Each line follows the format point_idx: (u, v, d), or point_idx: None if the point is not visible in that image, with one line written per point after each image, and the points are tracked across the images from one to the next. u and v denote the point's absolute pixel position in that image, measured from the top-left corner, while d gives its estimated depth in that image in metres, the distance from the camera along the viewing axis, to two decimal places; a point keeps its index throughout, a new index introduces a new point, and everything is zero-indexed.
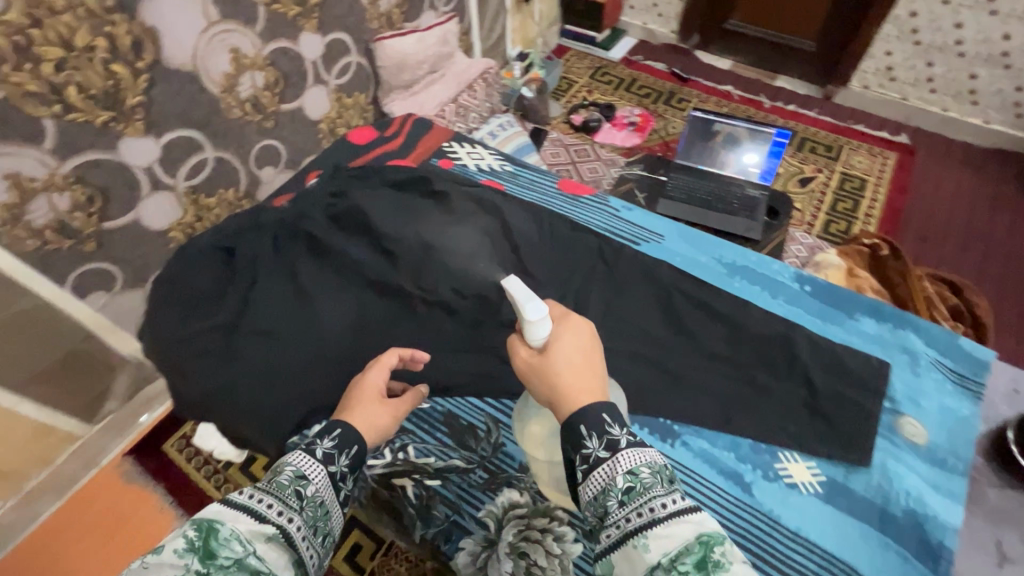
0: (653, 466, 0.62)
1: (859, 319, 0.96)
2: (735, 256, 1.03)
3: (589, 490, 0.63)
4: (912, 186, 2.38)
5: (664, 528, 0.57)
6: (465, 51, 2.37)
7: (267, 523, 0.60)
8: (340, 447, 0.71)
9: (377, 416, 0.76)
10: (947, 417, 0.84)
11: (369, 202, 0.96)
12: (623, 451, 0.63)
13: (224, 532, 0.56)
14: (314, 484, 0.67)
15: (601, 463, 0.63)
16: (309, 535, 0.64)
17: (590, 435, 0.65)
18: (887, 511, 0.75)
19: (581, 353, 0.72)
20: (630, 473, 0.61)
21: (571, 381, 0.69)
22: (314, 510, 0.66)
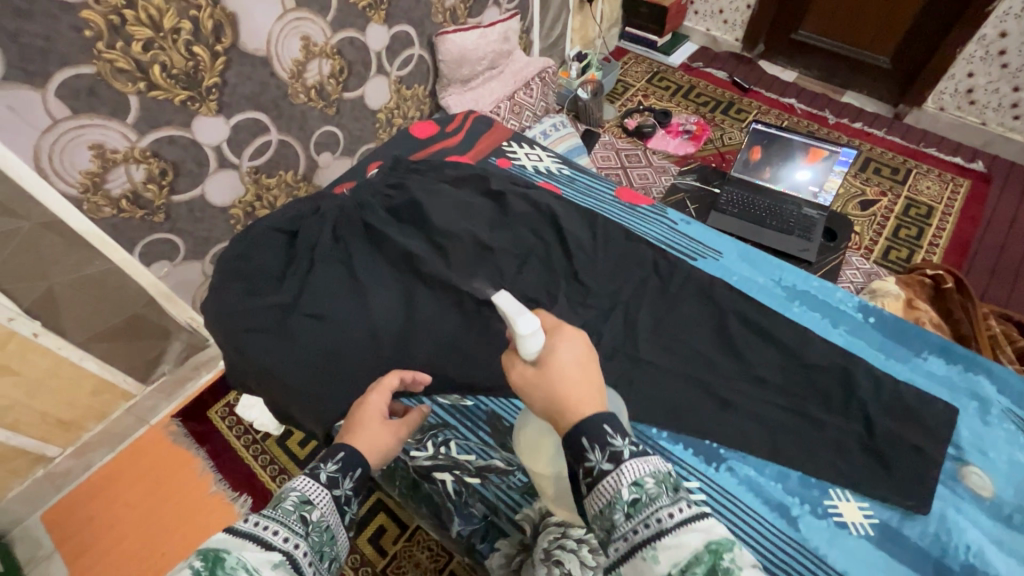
0: (658, 475, 0.57)
1: (925, 358, 0.91)
2: (795, 280, 0.99)
3: (594, 503, 0.59)
4: (985, 217, 2.24)
5: (673, 538, 0.53)
6: (524, 49, 2.37)
7: (273, 550, 0.58)
8: (344, 470, 0.71)
9: (377, 437, 0.76)
10: (1017, 471, 0.79)
11: (428, 197, 0.98)
12: (627, 463, 0.57)
13: (232, 561, 0.54)
14: (319, 508, 0.66)
15: (606, 474, 0.58)
16: (316, 561, 0.62)
17: (591, 446, 0.59)
18: (943, 563, 0.71)
19: (579, 366, 0.65)
20: (635, 486, 0.56)
21: (569, 394, 0.62)
22: (320, 535, 0.65)
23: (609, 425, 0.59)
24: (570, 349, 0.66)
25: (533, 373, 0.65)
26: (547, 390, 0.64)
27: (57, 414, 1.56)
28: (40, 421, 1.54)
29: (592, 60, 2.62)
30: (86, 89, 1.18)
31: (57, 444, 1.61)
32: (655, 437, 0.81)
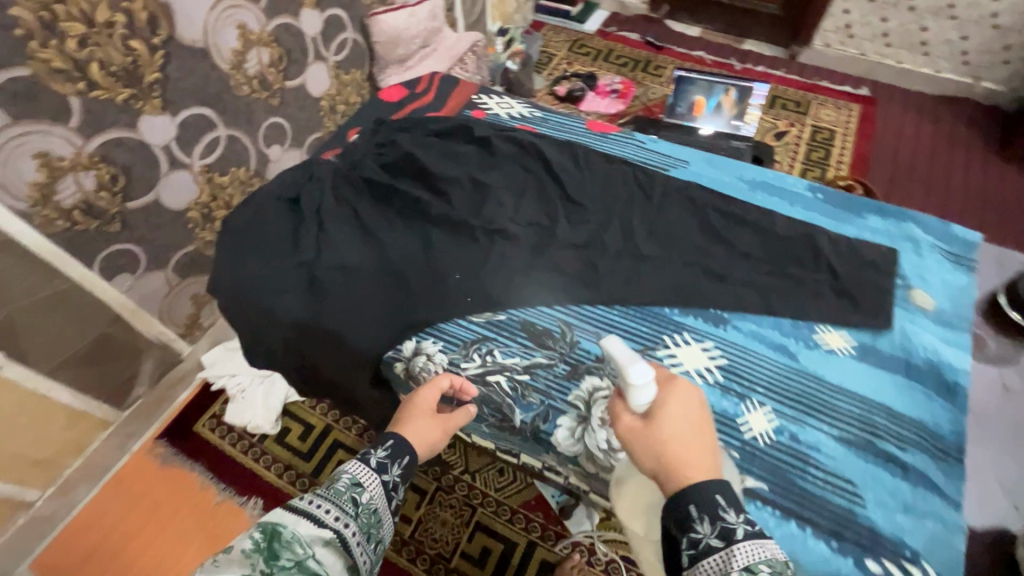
0: (774, 565, 0.55)
1: (865, 217, 0.97)
2: (753, 173, 1.04)
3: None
4: (876, 134, 2.55)
5: None
6: (451, 27, 2.40)
7: (325, 528, 0.60)
8: (391, 456, 0.72)
9: (428, 432, 0.76)
10: (951, 287, 0.87)
11: (419, 149, 1.03)
12: (740, 545, 0.56)
13: (287, 535, 0.57)
14: (369, 491, 0.67)
15: (717, 553, 0.56)
16: (365, 542, 0.63)
17: (700, 518, 0.58)
18: (911, 363, 0.80)
19: (690, 426, 0.65)
20: (746, 571, 0.54)
21: (680, 455, 0.62)
22: (368, 517, 0.66)
23: (724, 498, 0.58)
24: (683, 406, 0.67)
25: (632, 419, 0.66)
26: (656, 444, 0.64)
27: (32, 453, 1.47)
28: (15, 464, 1.43)
29: (516, 34, 2.71)
30: (24, 92, 1.09)
31: (35, 486, 1.51)
32: (668, 315, 0.85)
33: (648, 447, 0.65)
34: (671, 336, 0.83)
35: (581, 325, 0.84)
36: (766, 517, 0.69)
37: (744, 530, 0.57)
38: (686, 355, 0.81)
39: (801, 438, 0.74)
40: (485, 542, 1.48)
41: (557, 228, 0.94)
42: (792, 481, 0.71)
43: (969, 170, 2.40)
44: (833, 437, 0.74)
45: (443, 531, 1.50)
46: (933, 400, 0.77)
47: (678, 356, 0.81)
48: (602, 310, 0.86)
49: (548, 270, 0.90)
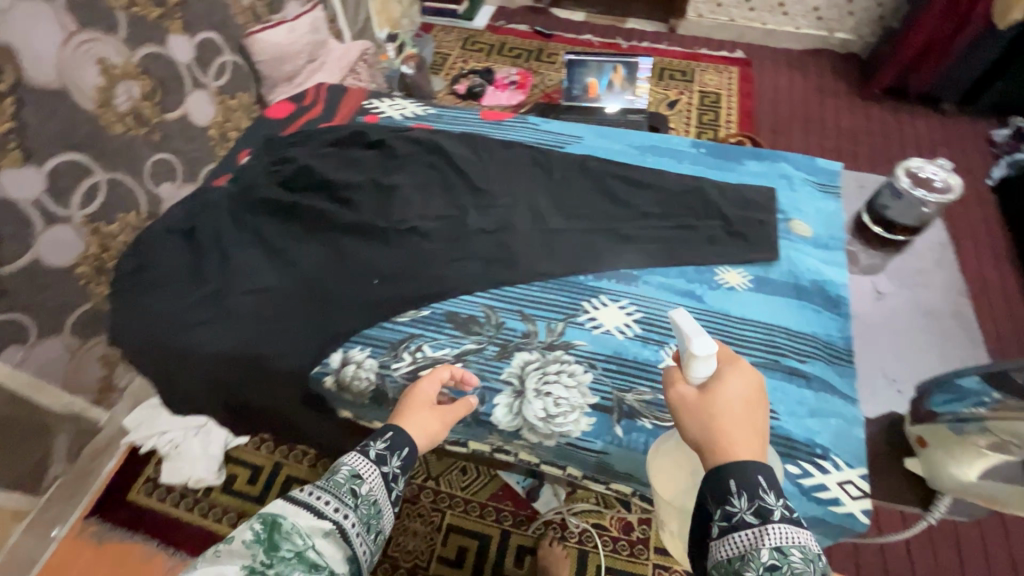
0: (807, 551, 0.51)
1: (744, 163, 1.04)
2: (643, 138, 1.09)
3: (727, 554, 0.53)
4: (756, 92, 2.76)
5: None
6: (337, 38, 2.34)
7: (325, 519, 0.59)
8: (390, 447, 0.67)
9: (428, 425, 0.71)
10: (823, 214, 0.96)
11: (316, 161, 1.00)
12: (775, 525, 0.52)
13: (287, 526, 0.57)
14: (368, 483, 0.64)
15: (748, 528, 0.52)
16: (365, 533, 0.62)
17: (737, 492, 0.54)
18: (800, 286, 0.87)
19: (745, 405, 0.61)
20: (778, 552, 0.50)
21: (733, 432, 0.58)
22: (368, 508, 0.63)
23: (767, 480, 0.54)
24: (741, 386, 0.63)
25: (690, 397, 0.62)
26: (708, 419, 0.60)
27: None
28: None
29: (405, 38, 2.67)
30: None
31: None
32: (583, 282, 0.89)
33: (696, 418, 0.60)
34: (589, 301, 0.86)
35: (503, 305, 0.86)
36: None
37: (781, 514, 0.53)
38: (605, 316, 0.85)
39: None
40: (460, 542, 1.47)
41: (466, 217, 0.95)
42: None
43: (838, 112, 2.65)
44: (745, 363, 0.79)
45: (416, 542, 1.48)
46: (822, 314, 0.84)
47: (597, 318, 0.84)
48: (523, 288, 0.88)
49: (466, 259, 0.91)
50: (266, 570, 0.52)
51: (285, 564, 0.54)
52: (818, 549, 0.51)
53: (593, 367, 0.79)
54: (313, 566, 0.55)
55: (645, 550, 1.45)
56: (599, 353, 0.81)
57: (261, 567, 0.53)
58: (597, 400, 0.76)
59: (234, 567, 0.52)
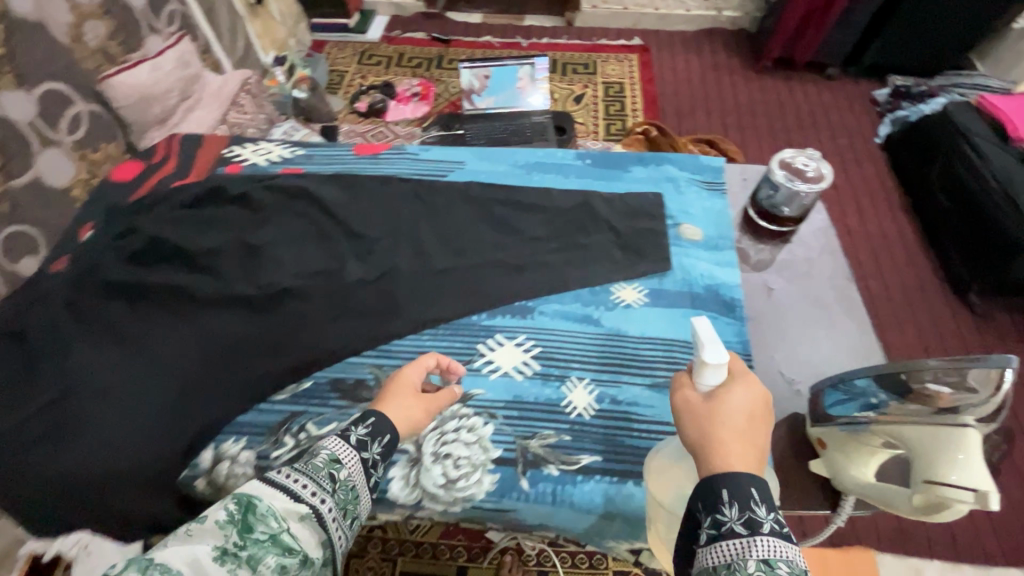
0: (796, 567, 0.44)
1: (630, 170, 1.02)
2: (526, 156, 1.05)
3: (711, 562, 0.46)
4: (656, 77, 2.78)
5: None
6: (214, 70, 2.16)
7: (299, 503, 0.52)
8: (372, 434, 0.60)
9: (413, 411, 0.65)
10: (711, 213, 0.95)
11: (169, 229, 0.90)
12: (765, 536, 0.45)
13: (262, 508, 0.50)
14: (348, 468, 0.57)
15: (734, 539, 0.46)
16: (342, 519, 0.54)
17: (727, 498, 0.47)
18: (693, 293, 0.85)
19: (750, 419, 0.53)
20: (766, 564, 0.43)
21: (732, 439, 0.51)
22: (346, 494, 0.55)
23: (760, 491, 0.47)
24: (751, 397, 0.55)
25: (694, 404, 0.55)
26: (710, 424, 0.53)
27: None
28: None
29: (296, 60, 2.51)
30: None
31: None
32: (478, 322, 0.83)
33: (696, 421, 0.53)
34: (485, 342, 0.81)
35: (393, 364, 0.80)
36: (610, 488, 0.69)
37: (774, 530, 0.46)
38: (502, 357, 0.80)
39: (620, 398, 0.76)
40: None
41: (345, 268, 0.88)
42: (621, 443, 0.72)
43: (736, 87, 2.69)
44: (647, 387, 0.77)
45: None
46: (719, 319, 0.83)
47: (495, 361, 0.79)
48: (414, 338, 0.82)
49: (348, 316, 0.83)
50: (238, 554, 0.47)
51: (258, 547, 0.47)
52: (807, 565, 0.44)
53: (493, 418, 0.74)
54: (288, 550, 0.48)
55: (605, 559, 1.38)
56: (499, 400, 0.76)
57: (233, 550, 0.47)
58: (501, 453, 0.71)
59: (205, 548, 0.47)
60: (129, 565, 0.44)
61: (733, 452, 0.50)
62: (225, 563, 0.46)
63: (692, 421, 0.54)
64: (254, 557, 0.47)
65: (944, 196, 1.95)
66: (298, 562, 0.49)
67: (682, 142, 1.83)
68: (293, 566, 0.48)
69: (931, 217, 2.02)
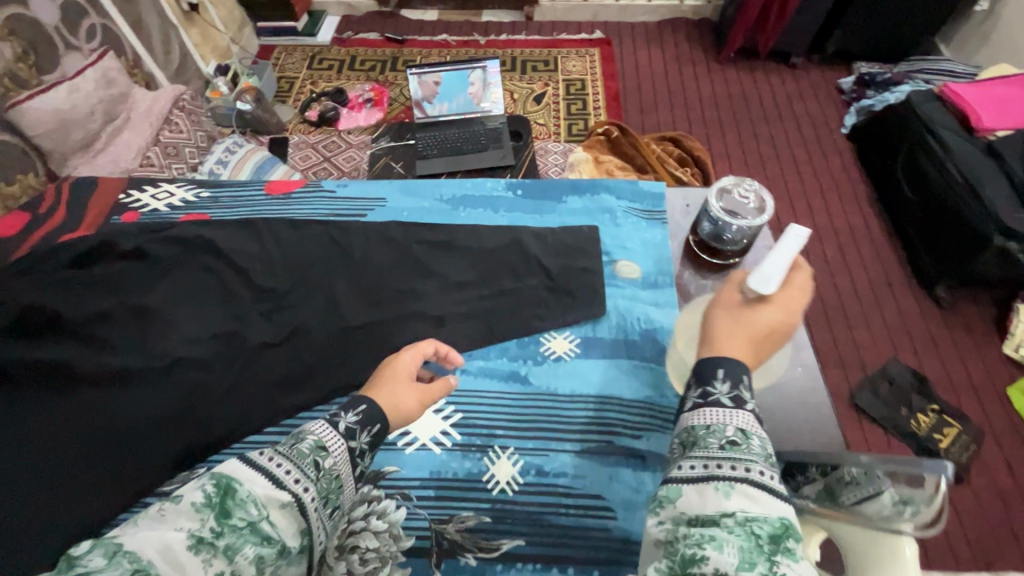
0: (767, 446, 0.48)
1: (564, 201, 0.95)
2: (451, 189, 0.97)
3: (695, 423, 0.50)
4: (620, 72, 2.59)
5: (753, 489, 0.44)
6: (147, 85, 1.96)
7: (282, 490, 0.48)
8: (364, 422, 0.58)
9: (404, 398, 0.62)
10: (649, 245, 0.88)
11: (47, 294, 0.78)
12: (747, 412, 0.49)
13: (243, 492, 0.46)
14: (333, 456, 0.54)
15: (721, 409, 0.50)
16: (323, 509, 0.51)
17: (718, 377, 0.51)
18: (629, 341, 0.79)
19: (765, 334, 0.55)
20: (742, 431, 0.47)
21: (736, 337, 0.54)
22: (329, 483, 0.53)
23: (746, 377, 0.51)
24: (781, 312, 0.56)
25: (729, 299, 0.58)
26: (730, 320, 0.56)
27: None
28: None
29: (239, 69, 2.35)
30: None
31: None
32: None
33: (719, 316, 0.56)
34: None
35: None
36: None
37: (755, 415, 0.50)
38: (419, 427, 0.73)
39: (547, 468, 0.69)
40: None
41: (249, 330, 0.81)
42: (546, 522, 0.65)
43: (701, 79, 2.55)
44: (576, 453, 0.70)
45: None
46: (655, 370, 0.76)
47: (410, 432, 0.72)
48: (322, 409, 0.77)
49: (253, 384, 0.77)
50: (214, 542, 0.42)
51: (235, 536, 0.44)
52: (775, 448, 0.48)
53: (406, 500, 0.67)
54: (266, 540, 0.45)
55: None
56: (414, 479, 0.69)
57: (209, 539, 0.43)
58: (414, 541, 0.64)
59: (176, 535, 0.42)
60: (96, 548, 0.40)
61: (733, 343, 0.53)
62: (199, 551, 0.42)
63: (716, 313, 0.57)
64: (232, 547, 0.43)
65: (909, 187, 1.88)
66: (276, 553, 0.45)
67: (643, 143, 1.72)
68: (270, 557, 0.45)
69: (896, 208, 1.95)
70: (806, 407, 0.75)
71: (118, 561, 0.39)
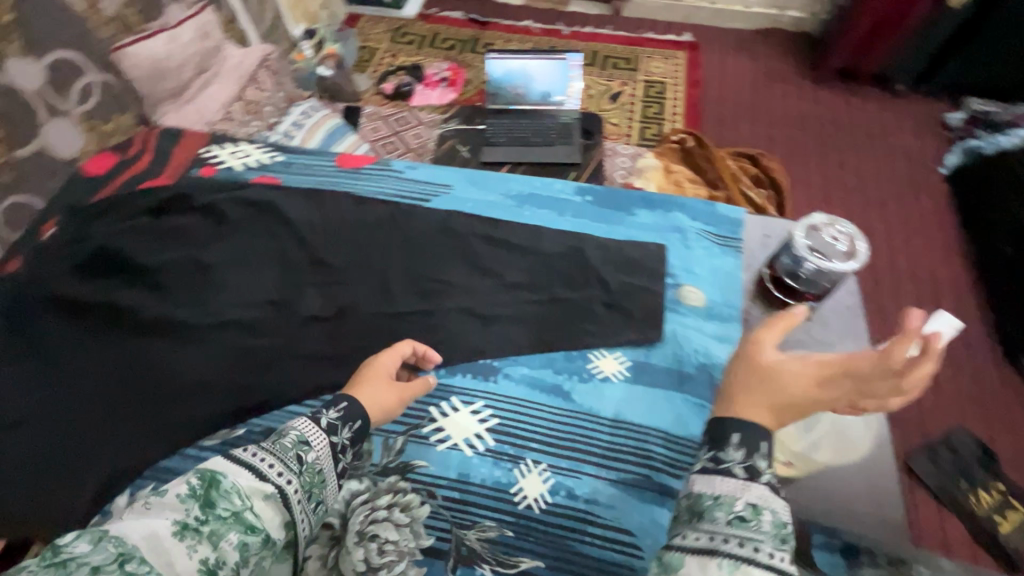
0: (779, 519, 0.47)
1: (634, 214, 0.91)
2: (519, 185, 0.95)
3: (703, 489, 0.50)
4: (704, 79, 2.42)
5: (760, 570, 0.44)
6: (239, 42, 2.01)
7: (266, 482, 0.51)
8: (345, 418, 0.59)
9: (381, 396, 0.64)
10: (719, 275, 0.83)
11: (123, 239, 0.82)
12: (758, 486, 0.49)
13: (227, 484, 0.49)
14: (316, 450, 0.55)
15: (732, 479, 0.49)
16: (307, 502, 0.53)
17: (737, 443, 0.51)
18: (683, 373, 0.75)
19: (790, 401, 0.53)
20: (752, 507, 0.47)
21: (758, 404, 0.53)
22: (312, 477, 0.54)
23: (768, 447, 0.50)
24: (804, 375, 0.54)
25: (757, 359, 0.56)
26: (760, 383, 0.54)
27: None
28: None
29: (325, 35, 2.36)
30: None
31: None
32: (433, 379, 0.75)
33: (745, 378, 0.55)
34: (437, 405, 0.73)
35: None
36: None
37: (768, 484, 0.49)
38: (454, 425, 0.71)
39: (578, 492, 0.66)
40: None
41: (300, 301, 0.82)
42: (569, 548, 0.63)
43: (794, 95, 2.33)
44: (612, 482, 0.67)
45: None
46: (706, 408, 0.72)
47: (444, 429, 0.71)
48: None
49: (297, 355, 0.78)
50: (199, 528, 0.46)
51: (220, 524, 0.47)
52: (788, 520, 0.48)
53: (432, 498, 0.66)
54: (251, 528, 0.48)
55: None
56: (442, 478, 0.68)
57: (194, 526, 0.46)
58: (433, 542, 0.64)
59: (164, 523, 0.45)
60: (83, 536, 0.43)
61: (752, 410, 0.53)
62: (184, 537, 0.45)
63: (743, 372, 0.56)
64: (217, 534, 0.46)
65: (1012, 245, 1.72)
66: (260, 541, 0.48)
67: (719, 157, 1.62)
68: (254, 545, 0.48)
69: (991, 266, 1.78)
70: (876, 496, 0.69)
71: (104, 546, 0.42)
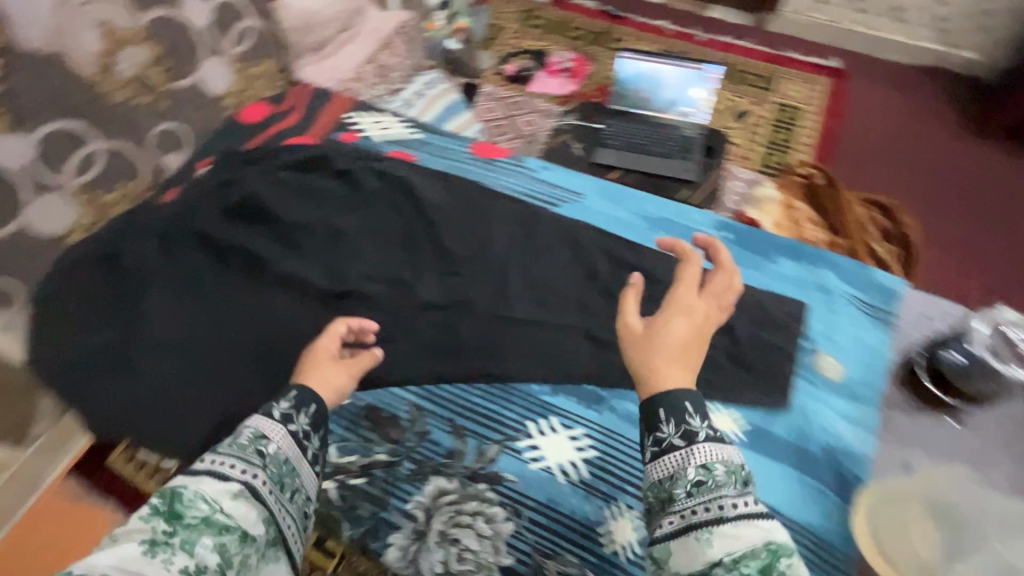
0: (732, 463, 0.49)
1: (777, 262, 0.84)
2: (654, 208, 0.90)
3: (656, 474, 0.51)
4: (850, 111, 1.85)
5: (732, 526, 0.46)
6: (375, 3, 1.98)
7: (232, 480, 0.51)
8: (298, 405, 0.60)
9: (330, 377, 0.65)
10: (864, 351, 0.75)
11: (269, 190, 0.87)
12: (702, 445, 0.50)
13: (189, 494, 0.49)
14: (275, 441, 0.56)
15: (675, 451, 0.51)
16: (280, 491, 0.54)
17: (666, 418, 0.51)
18: (805, 451, 0.69)
19: (686, 346, 0.55)
20: (704, 467, 0.49)
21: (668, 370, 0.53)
22: (279, 467, 0.55)
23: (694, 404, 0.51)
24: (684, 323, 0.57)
25: (638, 333, 0.57)
26: (654, 352, 0.55)
27: None
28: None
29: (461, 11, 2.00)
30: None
31: None
32: (536, 395, 0.74)
33: (637, 349, 0.56)
34: (535, 422, 0.72)
35: (432, 410, 0.73)
36: None
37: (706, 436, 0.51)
38: (549, 447, 0.70)
39: None
40: None
41: (419, 284, 0.82)
42: None
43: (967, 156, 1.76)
44: None
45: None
46: (824, 493, 0.66)
47: (540, 448, 0.70)
48: (463, 388, 0.75)
49: (408, 338, 0.78)
50: (168, 540, 0.45)
51: (191, 531, 0.46)
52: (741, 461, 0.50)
53: (517, 516, 0.66)
54: (225, 528, 0.48)
55: None
56: (530, 499, 0.67)
57: (164, 539, 0.45)
58: (511, 562, 0.64)
59: (133, 545, 0.44)
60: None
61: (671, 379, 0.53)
62: (156, 552, 0.44)
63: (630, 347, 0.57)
64: (189, 542, 0.46)
65: None
66: (239, 539, 0.48)
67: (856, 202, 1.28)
68: (234, 544, 0.48)
69: None
70: None
71: None
